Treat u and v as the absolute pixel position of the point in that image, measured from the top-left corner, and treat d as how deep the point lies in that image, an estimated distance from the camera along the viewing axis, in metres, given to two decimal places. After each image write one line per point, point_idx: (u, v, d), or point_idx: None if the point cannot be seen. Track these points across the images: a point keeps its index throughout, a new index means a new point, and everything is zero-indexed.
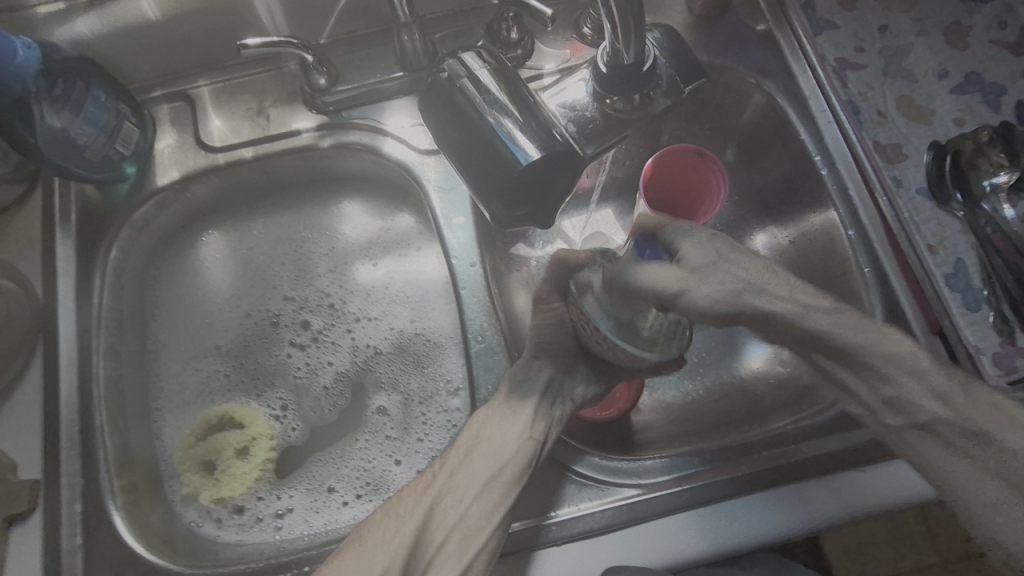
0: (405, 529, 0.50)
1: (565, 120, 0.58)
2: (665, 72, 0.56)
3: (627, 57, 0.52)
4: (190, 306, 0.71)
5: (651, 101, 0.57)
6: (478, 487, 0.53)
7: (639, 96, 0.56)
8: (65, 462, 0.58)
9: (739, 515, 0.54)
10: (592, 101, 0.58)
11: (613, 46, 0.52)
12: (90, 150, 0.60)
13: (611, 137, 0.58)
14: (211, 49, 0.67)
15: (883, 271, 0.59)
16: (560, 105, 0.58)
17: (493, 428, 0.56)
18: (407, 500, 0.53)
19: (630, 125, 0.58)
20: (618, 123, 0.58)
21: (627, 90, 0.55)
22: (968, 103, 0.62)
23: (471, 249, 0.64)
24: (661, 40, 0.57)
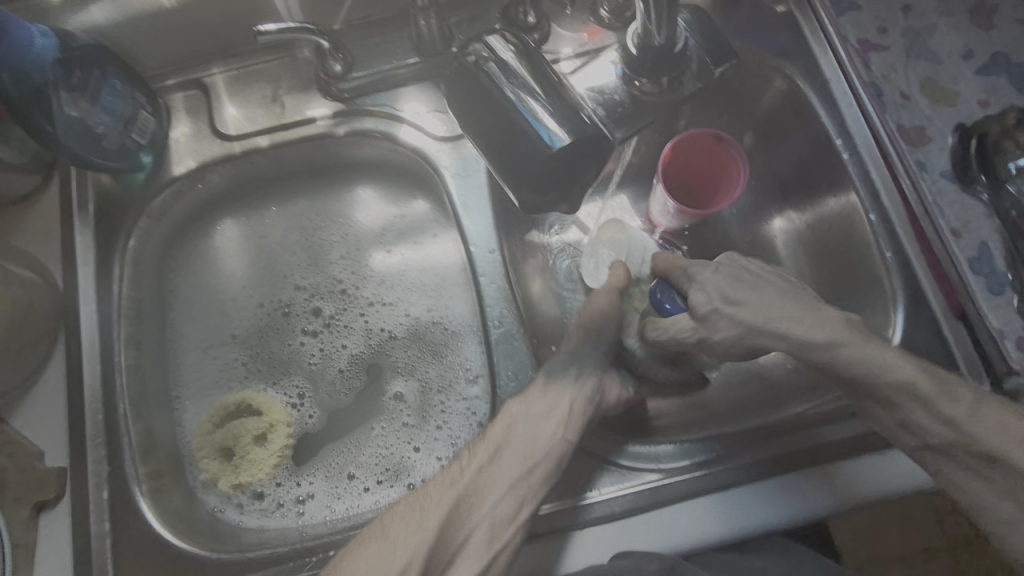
0: (431, 524, 0.48)
1: (594, 104, 0.58)
2: (695, 54, 0.56)
3: (658, 39, 0.52)
4: (206, 295, 0.71)
5: (680, 84, 0.57)
6: (505, 485, 0.52)
7: (668, 79, 0.56)
8: (92, 450, 0.59)
9: (760, 500, 0.55)
10: (621, 84, 0.58)
11: (644, 27, 0.52)
12: (108, 139, 0.60)
13: (641, 119, 0.58)
14: (225, 35, 0.66)
15: (905, 255, 0.58)
16: (589, 90, 0.59)
17: (523, 424, 0.55)
18: (434, 494, 0.51)
19: (659, 108, 0.58)
20: (646, 106, 0.58)
21: (658, 73, 0.56)
22: (993, 84, 0.61)
23: (488, 236, 0.64)
24: (691, 23, 0.57)
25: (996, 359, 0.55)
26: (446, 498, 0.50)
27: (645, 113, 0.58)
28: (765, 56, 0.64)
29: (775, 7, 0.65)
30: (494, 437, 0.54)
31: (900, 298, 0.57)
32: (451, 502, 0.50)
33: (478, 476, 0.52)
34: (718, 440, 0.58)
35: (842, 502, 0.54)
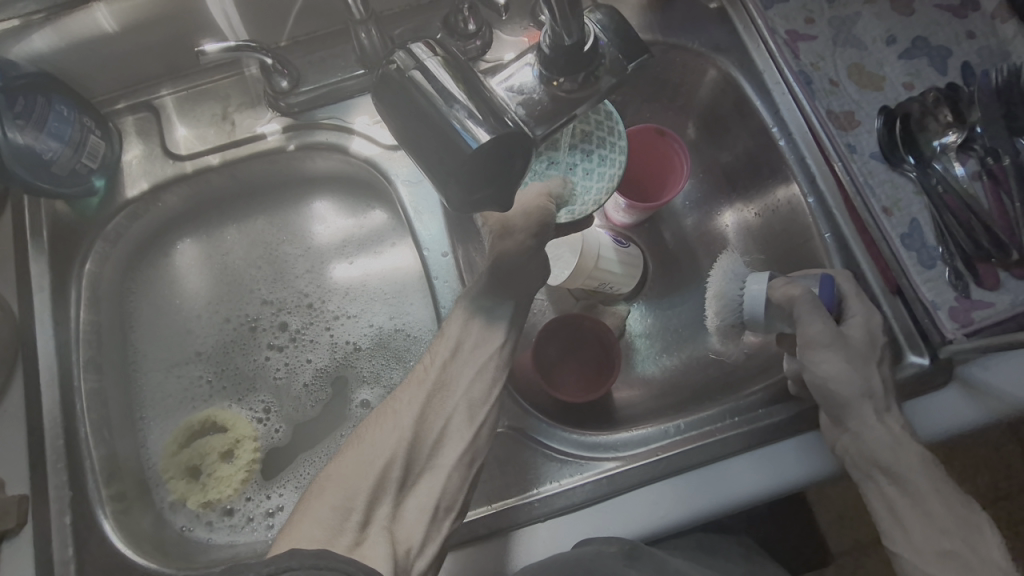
0: (404, 421, 0.52)
1: (513, 105, 0.52)
2: (609, 51, 0.50)
3: (569, 37, 0.47)
4: (167, 316, 0.72)
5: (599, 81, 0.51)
6: (448, 422, 0.54)
7: (584, 75, 0.50)
8: (53, 476, 0.58)
9: (715, 480, 0.55)
10: (540, 84, 0.53)
11: (552, 29, 0.47)
12: (57, 165, 0.60)
13: (562, 121, 0.52)
14: (173, 59, 0.67)
15: (842, 235, 0.62)
16: (507, 90, 0.52)
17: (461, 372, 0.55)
18: (403, 397, 0.54)
19: (582, 105, 0.52)
20: (568, 105, 0.52)
21: (574, 68, 0.50)
22: (915, 67, 0.63)
23: (442, 239, 0.65)
24: (605, 23, 0.51)
25: (932, 331, 0.57)
26: (391, 435, 0.51)
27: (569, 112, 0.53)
28: (698, 51, 0.68)
29: (706, 5, 0.68)
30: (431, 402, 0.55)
31: None
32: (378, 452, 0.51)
33: (439, 379, 0.55)
34: (672, 426, 0.60)
35: (800, 475, 0.56)
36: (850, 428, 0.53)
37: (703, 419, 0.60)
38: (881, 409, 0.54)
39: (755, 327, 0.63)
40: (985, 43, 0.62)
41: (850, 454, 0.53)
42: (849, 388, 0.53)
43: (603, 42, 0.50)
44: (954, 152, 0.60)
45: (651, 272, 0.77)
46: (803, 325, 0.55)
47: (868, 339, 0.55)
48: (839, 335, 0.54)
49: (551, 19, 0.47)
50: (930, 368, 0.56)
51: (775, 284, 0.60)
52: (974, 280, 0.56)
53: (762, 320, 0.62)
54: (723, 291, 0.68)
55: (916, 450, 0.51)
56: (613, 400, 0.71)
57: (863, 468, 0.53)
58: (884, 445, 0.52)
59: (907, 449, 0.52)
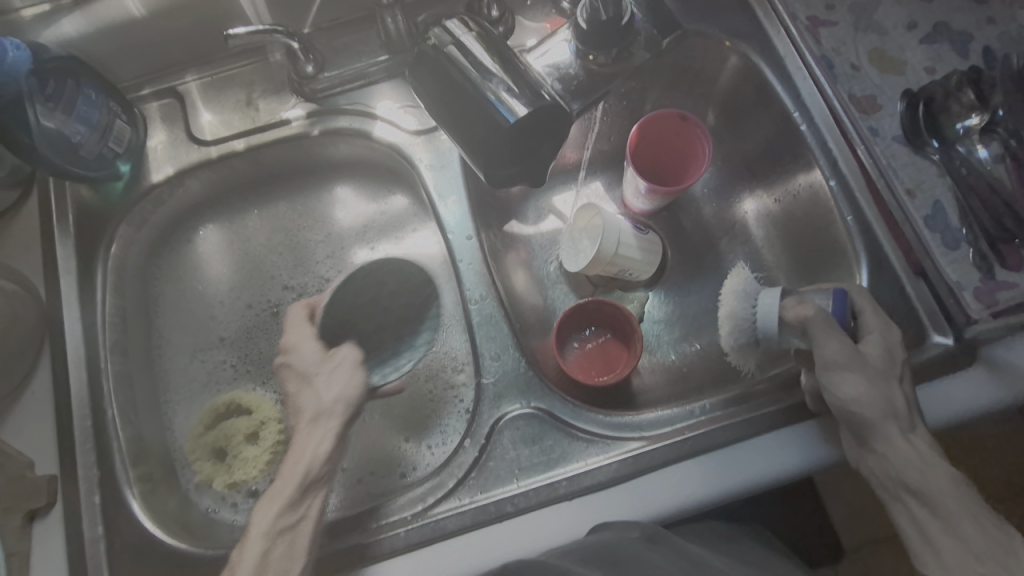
0: None
1: (551, 79, 0.57)
2: (642, 28, 0.54)
3: (606, 13, 0.51)
4: (191, 300, 0.72)
5: (631, 56, 0.55)
6: None
7: (618, 51, 0.54)
8: (81, 456, 0.59)
9: (741, 459, 0.56)
10: (575, 59, 0.56)
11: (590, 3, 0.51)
12: (85, 148, 0.61)
13: (597, 93, 0.57)
14: (199, 45, 0.68)
15: (865, 219, 0.62)
16: (546, 66, 0.57)
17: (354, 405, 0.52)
18: None
19: (614, 79, 0.57)
20: (602, 81, 0.56)
21: (607, 44, 0.53)
22: (937, 51, 0.64)
23: (465, 224, 0.65)
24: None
25: (956, 312, 0.57)
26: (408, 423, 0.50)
27: (603, 87, 0.57)
28: (720, 37, 0.68)
29: None
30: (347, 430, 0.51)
31: (863, 258, 0.62)
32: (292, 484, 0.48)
33: None
34: (698, 406, 0.61)
35: (827, 455, 0.55)
36: (876, 448, 0.51)
37: (727, 400, 0.61)
38: (906, 428, 0.51)
39: (769, 343, 0.60)
40: (1007, 28, 0.63)
41: (876, 474, 0.51)
42: (872, 408, 0.50)
43: (637, 19, 0.54)
44: (977, 135, 0.60)
45: (670, 260, 0.78)
46: (818, 345, 0.53)
47: (888, 355, 0.53)
48: (857, 353, 0.52)
49: None
50: (954, 348, 0.57)
51: (786, 304, 0.58)
52: (999, 260, 0.57)
53: (775, 336, 0.59)
54: (735, 311, 0.66)
55: (944, 471, 0.48)
56: (632, 385, 0.71)
57: (890, 489, 0.50)
58: (912, 465, 0.49)
59: (934, 456, 0.49)
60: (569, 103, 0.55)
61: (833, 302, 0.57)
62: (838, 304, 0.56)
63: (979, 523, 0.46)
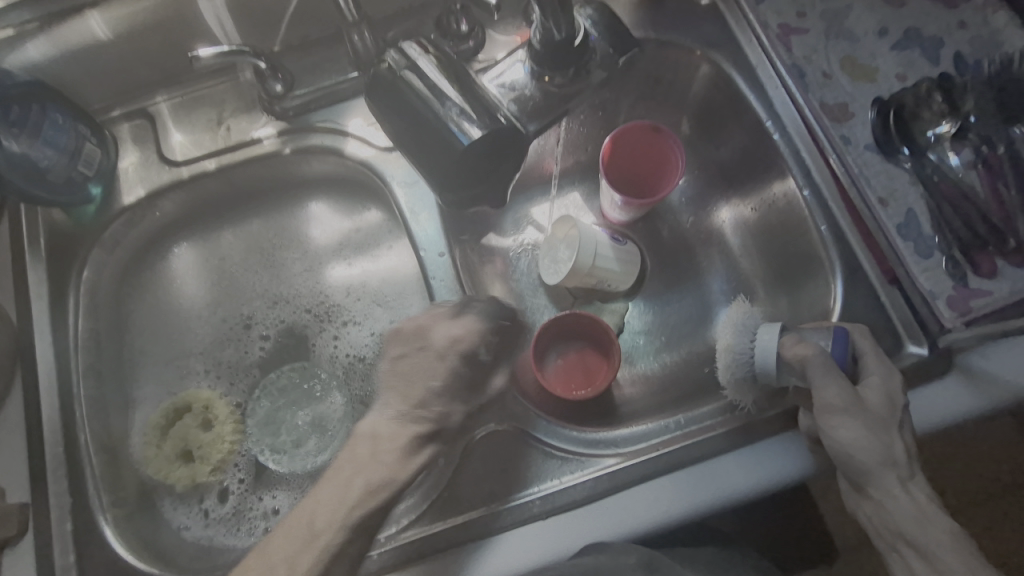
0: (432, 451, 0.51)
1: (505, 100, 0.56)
2: (598, 47, 0.53)
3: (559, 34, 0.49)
4: (165, 318, 0.72)
5: (589, 76, 0.53)
6: None
7: (575, 71, 0.53)
8: (53, 483, 0.59)
9: (714, 474, 0.55)
10: (531, 80, 0.56)
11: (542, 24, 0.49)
12: (53, 172, 0.60)
13: (554, 114, 0.56)
14: (168, 66, 0.68)
15: (838, 227, 0.62)
16: (500, 86, 0.56)
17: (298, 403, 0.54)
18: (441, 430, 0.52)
19: (573, 100, 0.55)
20: (559, 100, 0.55)
21: (564, 65, 0.52)
22: (908, 58, 0.63)
23: (438, 240, 0.65)
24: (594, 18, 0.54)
25: (930, 320, 0.57)
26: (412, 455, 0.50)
27: (562, 106, 0.56)
28: (691, 47, 0.68)
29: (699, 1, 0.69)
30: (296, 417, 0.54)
31: (838, 269, 0.62)
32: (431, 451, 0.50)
33: None
34: (673, 421, 0.60)
35: (800, 468, 0.55)
36: (873, 496, 0.49)
37: (702, 414, 0.60)
38: (905, 476, 0.49)
39: (769, 383, 0.57)
40: (977, 33, 0.62)
41: (873, 521, 0.50)
42: (871, 455, 0.48)
43: (592, 36, 0.53)
44: (948, 142, 0.60)
45: (649, 270, 0.77)
46: (816, 389, 0.50)
47: (891, 402, 0.50)
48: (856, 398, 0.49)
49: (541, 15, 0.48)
50: (929, 358, 0.57)
51: (785, 342, 0.56)
52: (972, 267, 0.56)
53: (773, 375, 0.57)
54: (732, 345, 0.61)
55: (942, 524, 0.46)
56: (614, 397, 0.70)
57: (886, 540, 0.49)
58: (910, 518, 0.47)
59: (932, 506, 0.48)
60: (524, 125, 0.54)
61: (834, 345, 0.54)
62: (837, 345, 0.54)
63: (957, 554, 0.46)
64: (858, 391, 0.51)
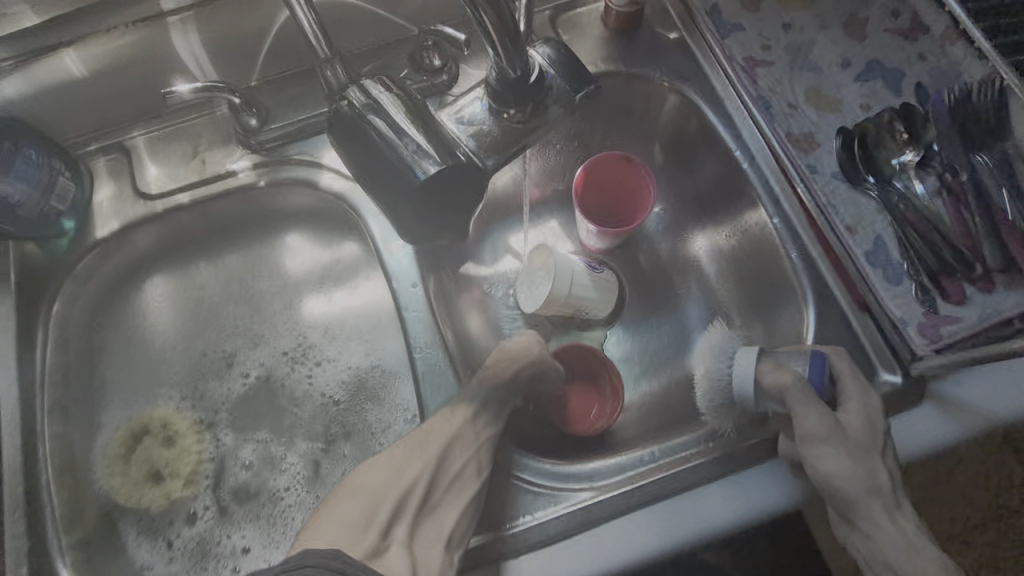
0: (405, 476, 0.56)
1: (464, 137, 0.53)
2: (556, 84, 0.53)
3: (514, 72, 0.48)
4: (137, 351, 0.71)
5: (547, 112, 0.53)
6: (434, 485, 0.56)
7: (533, 107, 0.52)
8: (12, 524, 0.57)
9: (691, 506, 0.54)
10: (489, 116, 0.54)
11: (496, 63, 0.48)
12: (25, 208, 0.60)
13: (513, 150, 0.54)
14: (145, 101, 0.68)
15: (809, 254, 0.63)
16: (456, 121, 0.54)
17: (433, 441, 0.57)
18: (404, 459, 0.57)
19: (533, 136, 0.54)
20: (520, 136, 0.54)
21: (522, 101, 0.51)
22: (871, 89, 0.65)
23: (411, 270, 0.65)
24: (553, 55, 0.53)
25: (902, 347, 0.57)
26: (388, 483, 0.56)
27: (521, 142, 0.54)
28: (661, 79, 0.69)
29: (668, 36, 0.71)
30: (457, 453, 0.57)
31: (809, 296, 0.62)
32: (417, 481, 0.56)
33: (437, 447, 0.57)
34: (647, 452, 0.58)
35: (771, 497, 0.54)
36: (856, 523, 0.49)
37: (676, 445, 0.59)
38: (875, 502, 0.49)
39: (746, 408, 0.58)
40: (937, 64, 0.63)
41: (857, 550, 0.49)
42: (841, 476, 0.51)
43: (549, 74, 0.52)
44: (914, 171, 0.61)
45: (628, 296, 0.77)
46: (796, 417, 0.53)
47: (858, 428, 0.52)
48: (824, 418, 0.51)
49: (494, 55, 0.47)
50: (904, 387, 0.56)
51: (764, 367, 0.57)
52: (941, 293, 0.56)
53: (751, 401, 0.57)
54: (711, 370, 0.62)
55: None
56: None
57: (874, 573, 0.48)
58: None
59: None
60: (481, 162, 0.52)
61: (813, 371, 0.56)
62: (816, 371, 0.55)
63: None
64: (838, 418, 0.53)
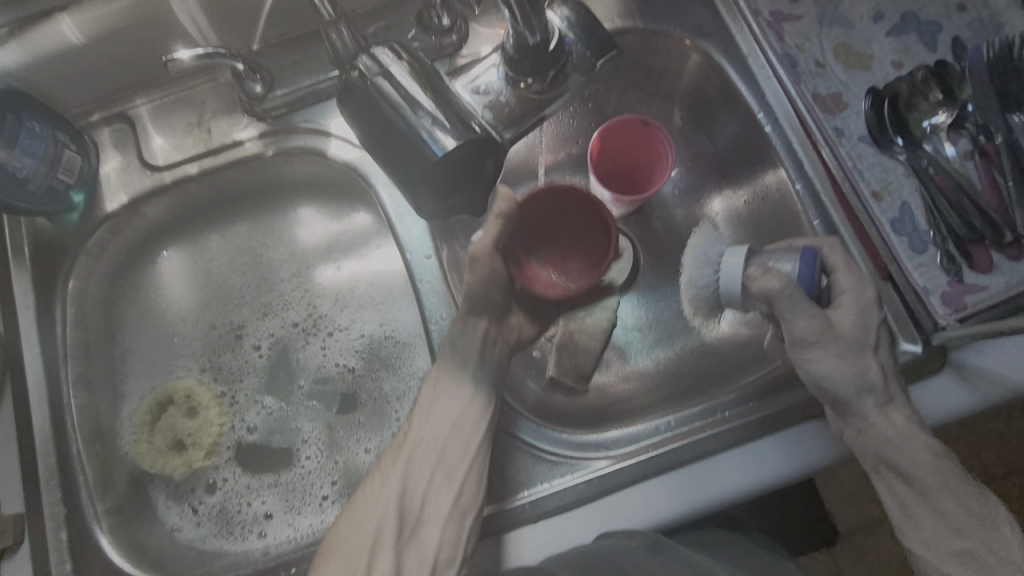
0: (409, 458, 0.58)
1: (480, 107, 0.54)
2: (575, 49, 0.51)
3: (532, 40, 0.47)
4: (155, 324, 0.72)
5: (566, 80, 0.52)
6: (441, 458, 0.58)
7: (553, 75, 0.51)
8: (47, 493, 0.59)
9: (705, 474, 0.55)
10: (506, 86, 0.54)
11: (515, 30, 0.47)
12: (33, 182, 0.59)
13: (530, 121, 0.54)
14: (145, 68, 0.66)
15: (831, 220, 0.61)
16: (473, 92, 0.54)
17: (439, 428, 0.59)
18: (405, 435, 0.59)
19: (551, 106, 0.54)
20: (538, 107, 0.53)
21: (540, 70, 0.50)
22: (905, 44, 0.61)
23: (424, 241, 0.64)
24: (571, 18, 0.51)
25: (924, 317, 0.56)
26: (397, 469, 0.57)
27: (538, 113, 0.54)
28: (682, 35, 0.65)
29: None
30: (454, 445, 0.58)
31: None
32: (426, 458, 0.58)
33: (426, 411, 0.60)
34: (663, 422, 0.60)
35: (787, 467, 0.55)
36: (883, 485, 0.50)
37: (693, 414, 0.60)
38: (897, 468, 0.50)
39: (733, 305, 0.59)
40: (978, 15, 0.60)
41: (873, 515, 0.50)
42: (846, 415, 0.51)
43: (569, 40, 0.51)
44: (945, 132, 0.58)
45: (642, 264, 0.76)
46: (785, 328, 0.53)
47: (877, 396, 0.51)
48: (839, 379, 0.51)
49: (512, 22, 0.46)
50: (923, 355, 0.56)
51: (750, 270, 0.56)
52: (968, 262, 0.55)
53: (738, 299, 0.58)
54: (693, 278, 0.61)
55: None
56: (613, 394, 0.70)
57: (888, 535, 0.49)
58: None
59: None
60: (500, 134, 0.51)
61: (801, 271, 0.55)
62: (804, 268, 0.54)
63: None
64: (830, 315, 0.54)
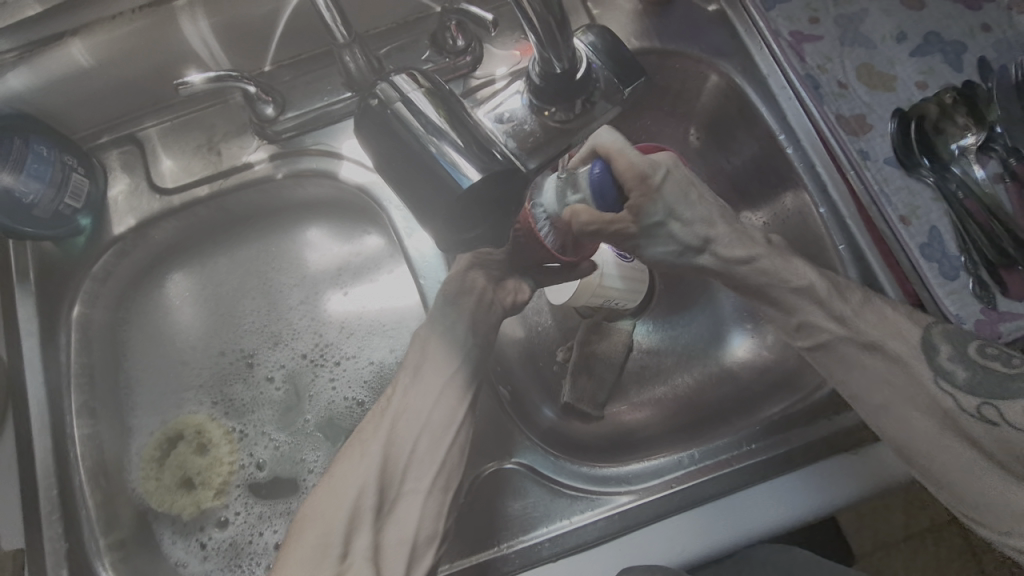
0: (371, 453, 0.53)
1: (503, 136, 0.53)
2: (601, 76, 0.51)
3: (559, 66, 0.46)
4: (160, 349, 0.70)
5: (593, 108, 0.51)
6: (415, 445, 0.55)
7: (580, 103, 0.51)
8: (48, 528, 0.58)
9: (733, 510, 0.54)
10: (530, 114, 0.53)
11: (541, 57, 0.45)
12: (40, 208, 0.59)
13: (555, 149, 0.53)
14: (154, 90, 0.65)
15: (858, 246, 0.58)
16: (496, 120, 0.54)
17: (412, 426, 0.55)
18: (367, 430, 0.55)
19: (576, 135, 0.53)
20: (564, 136, 0.53)
21: (568, 97, 0.49)
22: (929, 64, 0.60)
23: (438, 268, 0.63)
24: (596, 43, 0.51)
25: None
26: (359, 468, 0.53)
27: (565, 144, 0.53)
28: (699, 55, 0.64)
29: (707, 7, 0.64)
30: (432, 436, 0.55)
31: None
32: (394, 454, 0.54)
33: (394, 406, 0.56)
34: (687, 455, 0.58)
35: (816, 504, 0.53)
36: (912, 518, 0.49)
37: (717, 447, 0.58)
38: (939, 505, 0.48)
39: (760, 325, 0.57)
40: (1002, 36, 0.59)
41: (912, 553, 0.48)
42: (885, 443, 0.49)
43: (594, 66, 0.50)
44: (974, 154, 0.57)
45: (658, 287, 0.72)
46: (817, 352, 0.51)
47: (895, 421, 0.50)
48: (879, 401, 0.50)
49: (540, 49, 0.44)
50: None
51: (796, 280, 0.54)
52: (999, 287, 0.55)
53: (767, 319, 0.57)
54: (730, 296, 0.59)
55: None
56: (629, 423, 0.67)
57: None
58: None
59: None
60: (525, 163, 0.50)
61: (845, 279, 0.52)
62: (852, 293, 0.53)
63: None
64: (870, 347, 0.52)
